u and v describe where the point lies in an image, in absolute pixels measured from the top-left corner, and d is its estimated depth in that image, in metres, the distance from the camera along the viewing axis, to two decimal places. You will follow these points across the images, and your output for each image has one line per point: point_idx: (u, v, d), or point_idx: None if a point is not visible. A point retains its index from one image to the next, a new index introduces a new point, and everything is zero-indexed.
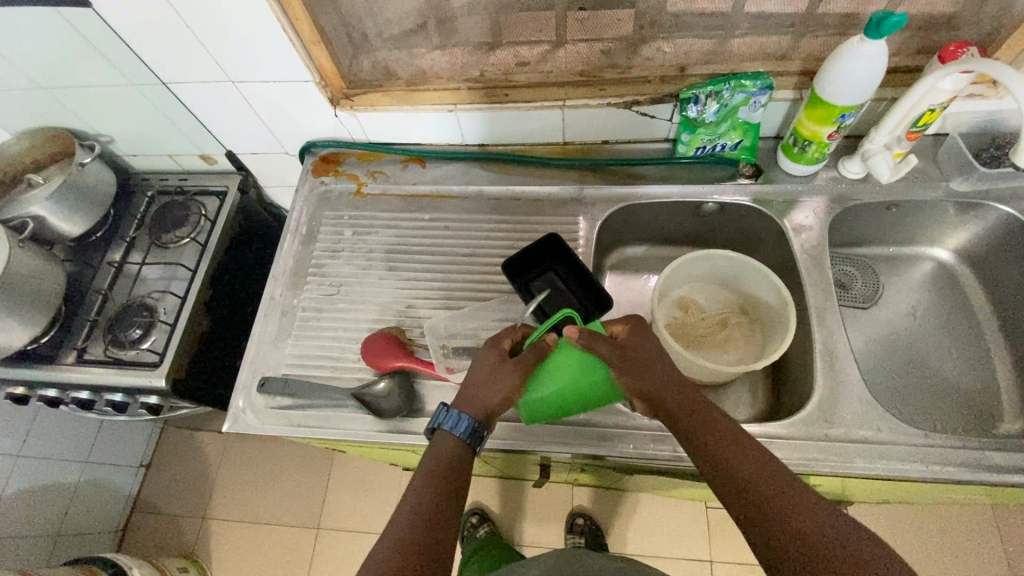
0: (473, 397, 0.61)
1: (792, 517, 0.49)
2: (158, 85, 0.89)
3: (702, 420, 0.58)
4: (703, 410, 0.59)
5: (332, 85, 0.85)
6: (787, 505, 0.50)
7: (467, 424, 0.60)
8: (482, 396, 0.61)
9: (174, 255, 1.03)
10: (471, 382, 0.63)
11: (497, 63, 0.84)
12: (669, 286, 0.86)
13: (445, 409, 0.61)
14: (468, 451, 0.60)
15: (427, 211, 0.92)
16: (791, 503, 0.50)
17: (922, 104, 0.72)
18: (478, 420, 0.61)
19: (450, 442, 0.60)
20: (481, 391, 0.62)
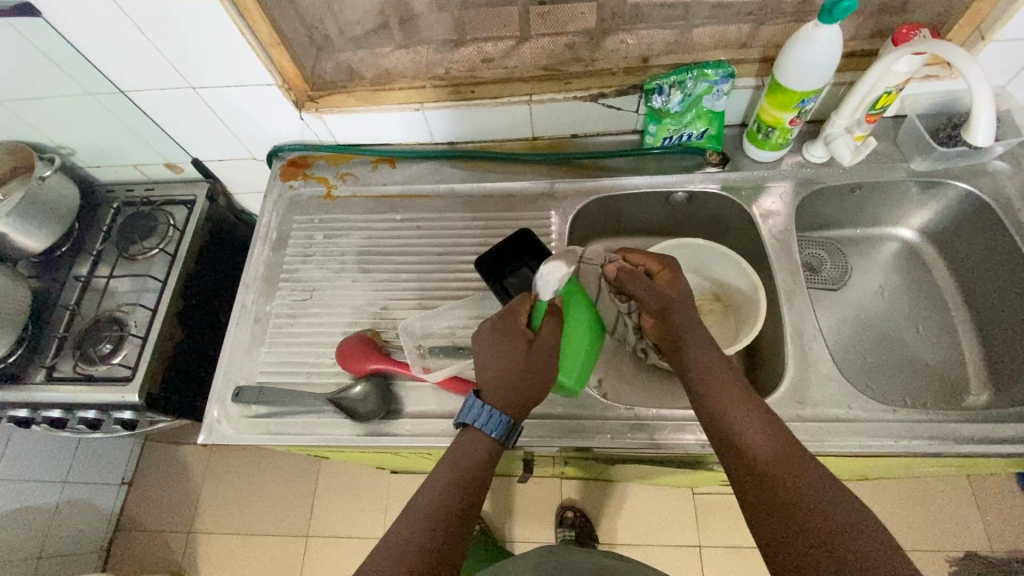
0: (498, 391, 0.63)
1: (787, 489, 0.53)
2: (116, 94, 0.87)
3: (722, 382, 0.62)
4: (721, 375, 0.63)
5: (295, 87, 0.84)
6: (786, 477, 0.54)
7: (501, 427, 0.62)
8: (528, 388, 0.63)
9: (144, 267, 1.01)
10: (500, 370, 0.62)
11: (462, 60, 0.84)
12: None
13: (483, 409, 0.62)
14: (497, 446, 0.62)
15: (399, 211, 0.92)
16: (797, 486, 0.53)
17: (879, 87, 0.73)
18: (511, 419, 0.62)
19: (479, 437, 0.62)
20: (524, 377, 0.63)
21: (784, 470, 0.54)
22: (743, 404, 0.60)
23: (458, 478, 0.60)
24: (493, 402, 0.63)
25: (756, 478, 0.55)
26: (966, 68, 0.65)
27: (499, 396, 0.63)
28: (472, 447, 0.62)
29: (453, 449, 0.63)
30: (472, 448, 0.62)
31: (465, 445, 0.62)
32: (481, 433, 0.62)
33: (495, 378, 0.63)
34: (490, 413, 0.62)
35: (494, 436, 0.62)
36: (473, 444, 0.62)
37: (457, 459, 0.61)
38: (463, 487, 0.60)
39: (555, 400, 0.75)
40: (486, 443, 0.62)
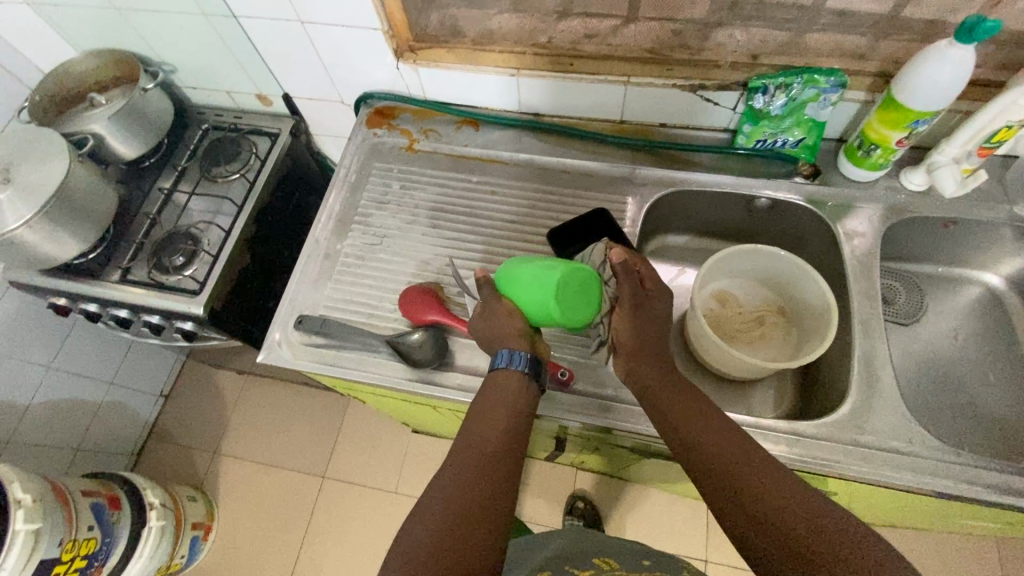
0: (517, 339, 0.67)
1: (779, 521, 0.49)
2: (228, 18, 0.89)
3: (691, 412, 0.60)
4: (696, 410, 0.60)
5: (399, 36, 0.85)
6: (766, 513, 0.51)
7: (519, 358, 0.64)
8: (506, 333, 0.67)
9: (222, 190, 1.05)
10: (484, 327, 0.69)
11: (565, 32, 0.84)
12: (710, 278, 0.86)
13: (496, 353, 0.66)
14: (528, 383, 0.64)
15: (475, 173, 0.92)
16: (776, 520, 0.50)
17: (999, 120, 0.70)
18: (530, 353, 0.65)
19: (516, 381, 0.63)
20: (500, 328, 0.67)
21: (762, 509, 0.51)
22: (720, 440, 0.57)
23: (484, 460, 0.56)
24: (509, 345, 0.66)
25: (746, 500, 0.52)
26: None
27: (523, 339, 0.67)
28: (503, 398, 0.62)
29: (460, 439, 0.59)
30: (501, 406, 0.61)
31: (490, 417, 0.60)
32: (514, 376, 0.64)
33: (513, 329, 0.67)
34: (514, 355, 0.64)
35: (522, 371, 0.64)
36: (502, 394, 0.62)
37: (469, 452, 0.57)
38: (497, 466, 0.56)
39: (606, 381, 0.75)
40: (516, 379, 0.64)
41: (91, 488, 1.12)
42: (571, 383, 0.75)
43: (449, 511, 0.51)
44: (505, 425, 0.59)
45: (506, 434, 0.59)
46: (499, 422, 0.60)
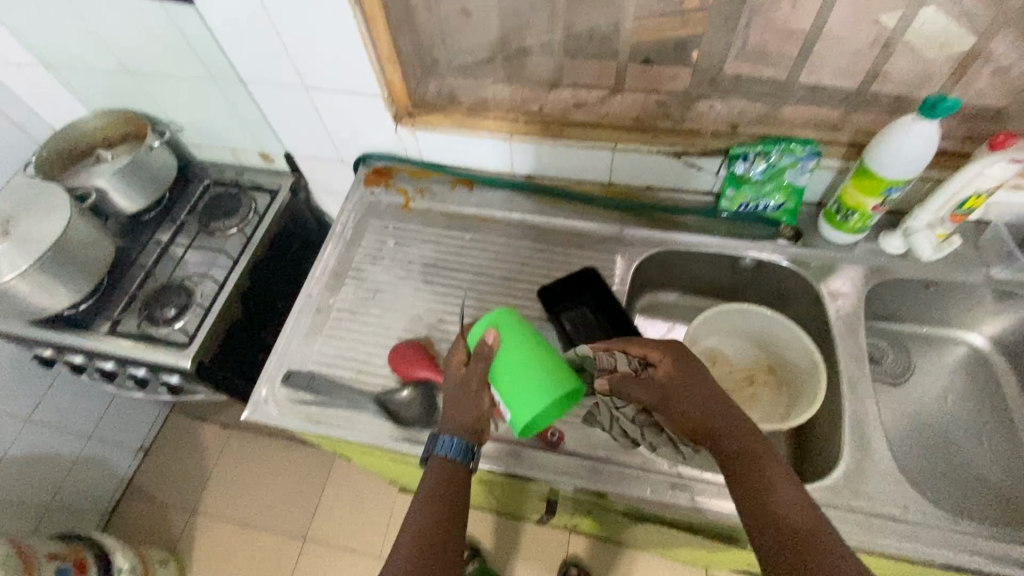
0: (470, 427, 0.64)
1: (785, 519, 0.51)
2: (237, 84, 0.94)
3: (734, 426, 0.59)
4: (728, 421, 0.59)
5: (398, 102, 0.90)
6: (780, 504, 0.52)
7: (459, 446, 0.62)
8: (461, 419, 0.64)
9: (218, 243, 1.05)
10: (452, 405, 0.66)
11: (556, 101, 0.88)
12: (699, 336, 0.86)
13: (435, 435, 0.63)
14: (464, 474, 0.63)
15: (468, 230, 0.94)
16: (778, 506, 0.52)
17: (970, 187, 0.74)
18: (471, 443, 0.63)
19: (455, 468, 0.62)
20: (455, 409, 0.65)
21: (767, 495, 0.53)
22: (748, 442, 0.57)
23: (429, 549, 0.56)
24: (457, 429, 0.64)
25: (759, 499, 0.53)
26: None
27: (471, 429, 0.64)
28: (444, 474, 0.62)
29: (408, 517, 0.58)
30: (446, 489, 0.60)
31: (439, 497, 0.59)
32: (457, 466, 0.62)
33: (470, 413, 0.65)
34: (458, 444, 0.62)
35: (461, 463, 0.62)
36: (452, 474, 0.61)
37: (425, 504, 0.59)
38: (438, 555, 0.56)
39: (596, 442, 0.74)
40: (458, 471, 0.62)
41: (58, 551, 1.06)
42: (562, 444, 0.74)
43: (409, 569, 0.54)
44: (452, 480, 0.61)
45: (457, 505, 0.60)
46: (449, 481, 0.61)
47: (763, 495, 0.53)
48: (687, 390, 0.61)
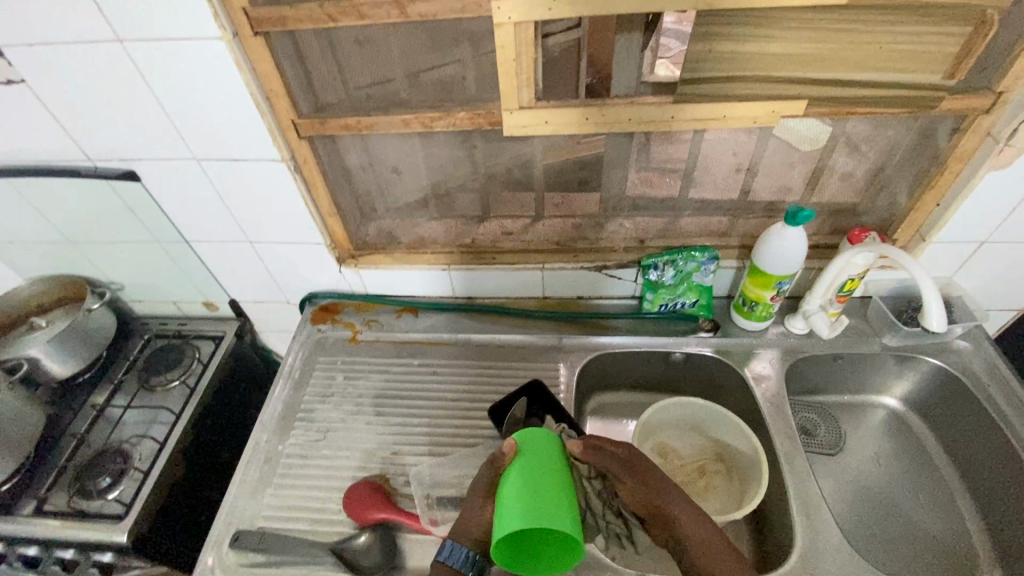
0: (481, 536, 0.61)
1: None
2: (180, 244, 0.98)
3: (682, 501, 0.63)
4: (673, 497, 0.63)
5: (340, 246, 0.97)
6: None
7: (467, 560, 0.59)
8: (469, 522, 0.61)
9: (159, 399, 1.02)
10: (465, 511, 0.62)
11: (486, 232, 0.98)
12: (647, 432, 0.90)
13: (447, 543, 0.60)
14: None
15: (416, 356, 0.97)
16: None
17: (842, 274, 0.85)
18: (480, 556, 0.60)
19: None
20: (468, 516, 0.61)
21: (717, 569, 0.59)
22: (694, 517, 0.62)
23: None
24: (467, 541, 0.60)
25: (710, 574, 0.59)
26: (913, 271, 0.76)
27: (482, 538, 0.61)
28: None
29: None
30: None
31: None
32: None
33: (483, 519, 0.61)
34: (466, 558, 0.59)
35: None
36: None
37: None
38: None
39: None
40: None
41: None
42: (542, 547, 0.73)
43: None
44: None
45: None
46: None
47: None
48: (647, 478, 0.63)
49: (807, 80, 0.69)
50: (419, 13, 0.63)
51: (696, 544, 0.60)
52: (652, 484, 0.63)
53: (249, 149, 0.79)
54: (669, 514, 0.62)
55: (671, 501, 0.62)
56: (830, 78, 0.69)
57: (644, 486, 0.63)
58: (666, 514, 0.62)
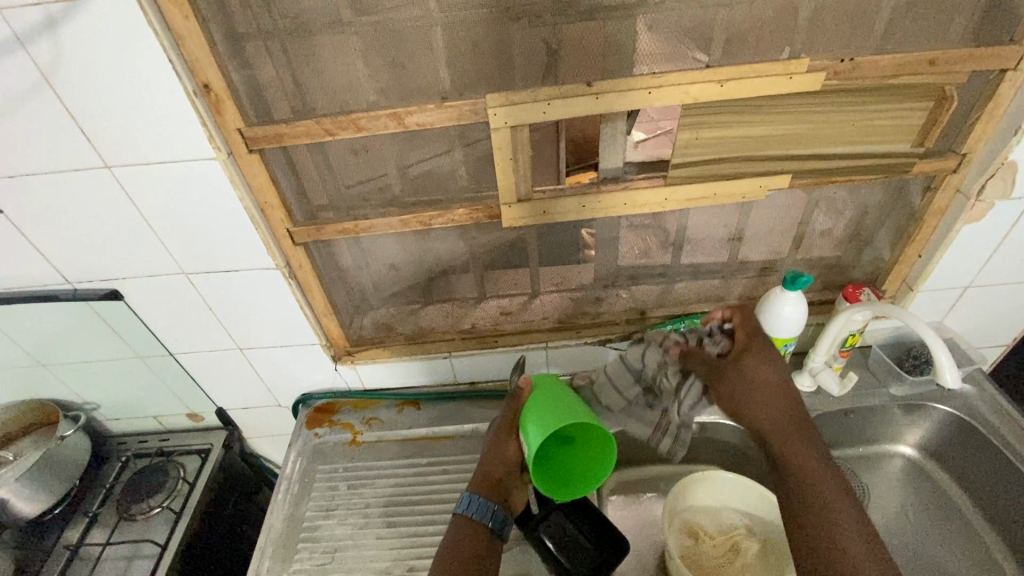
0: (493, 482, 0.75)
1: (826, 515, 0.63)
2: (164, 357, 0.93)
3: (798, 431, 0.70)
4: (788, 428, 0.70)
5: (336, 344, 0.93)
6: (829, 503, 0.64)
7: (480, 507, 0.72)
8: (487, 472, 0.75)
9: (140, 528, 0.94)
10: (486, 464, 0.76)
11: (484, 315, 0.94)
12: (674, 511, 0.86)
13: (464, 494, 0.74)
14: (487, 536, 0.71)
15: (424, 454, 0.92)
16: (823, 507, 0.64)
17: (844, 330, 0.87)
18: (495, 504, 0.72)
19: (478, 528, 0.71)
20: (487, 461, 0.76)
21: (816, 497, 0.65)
22: (806, 441, 0.69)
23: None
24: (481, 493, 0.73)
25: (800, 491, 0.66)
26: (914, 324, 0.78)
27: (492, 486, 0.74)
28: (466, 540, 0.70)
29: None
30: (465, 552, 0.69)
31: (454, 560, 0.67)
32: (478, 525, 0.71)
33: (497, 468, 0.75)
34: (483, 505, 0.72)
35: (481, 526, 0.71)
36: (467, 535, 0.71)
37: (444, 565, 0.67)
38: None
39: None
40: (478, 533, 0.71)
41: None
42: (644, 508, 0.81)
43: None
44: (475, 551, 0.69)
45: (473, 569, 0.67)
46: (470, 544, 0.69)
47: (822, 517, 0.63)
48: (765, 403, 0.72)
49: (786, 156, 0.73)
50: (416, 123, 0.65)
51: (806, 470, 0.67)
52: (773, 414, 0.71)
53: (242, 259, 0.77)
54: (783, 443, 0.70)
55: (786, 425, 0.70)
56: (807, 153, 0.73)
57: (769, 419, 0.71)
58: (777, 434, 0.70)
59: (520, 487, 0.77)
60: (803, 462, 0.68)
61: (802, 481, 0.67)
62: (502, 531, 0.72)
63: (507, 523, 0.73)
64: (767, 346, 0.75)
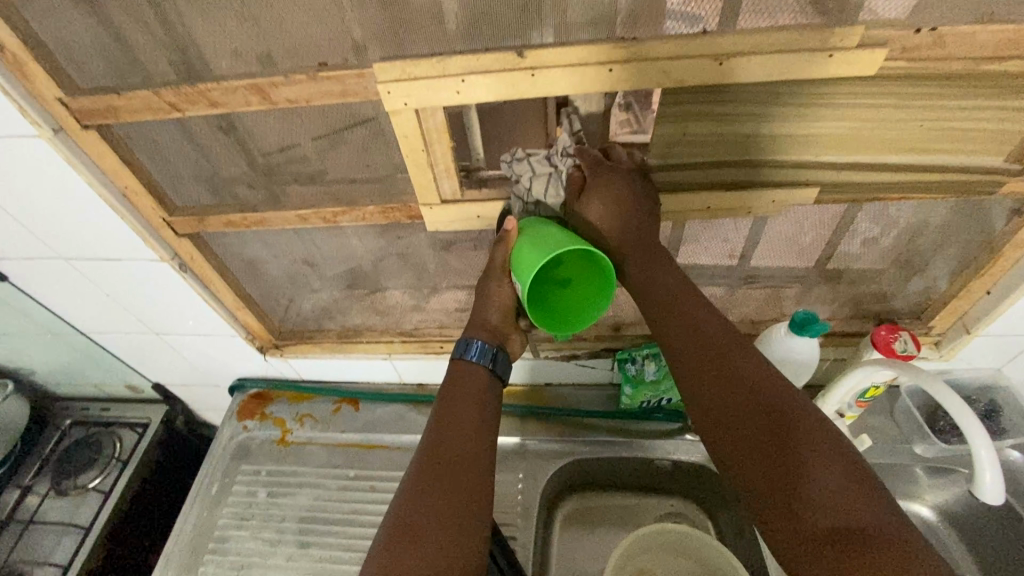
0: (493, 329, 0.63)
1: (759, 448, 0.46)
2: (79, 334, 0.84)
3: (687, 326, 0.53)
4: (682, 312, 0.53)
5: (260, 337, 0.82)
6: (753, 427, 0.47)
7: (483, 353, 0.62)
8: (480, 318, 0.63)
9: (72, 506, 0.90)
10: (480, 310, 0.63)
11: (429, 319, 0.81)
12: (628, 558, 0.75)
13: (464, 341, 0.63)
14: (492, 379, 0.63)
15: (355, 465, 0.83)
16: (751, 433, 0.47)
17: (863, 382, 0.67)
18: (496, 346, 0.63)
19: (477, 375, 0.62)
20: (477, 313, 0.63)
21: (738, 421, 0.48)
22: (712, 343, 0.52)
23: (444, 487, 0.53)
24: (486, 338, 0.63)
25: (710, 414, 0.49)
26: (948, 404, 0.56)
27: (493, 332, 0.63)
28: (465, 393, 0.61)
29: (414, 461, 0.57)
30: (467, 407, 0.60)
31: (451, 423, 0.58)
32: (477, 369, 0.62)
33: (492, 316, 0.63)
34: (483, 348, 0.63)
35: (486, 368, 0.62)
36: (470, 382, 0.61)
37: (441, 430, 0.58)
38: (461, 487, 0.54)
39: None
40: (480, 379, 0.62)
41: None
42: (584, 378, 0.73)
43: (433, 498, 0.53)
44: (481, 403, 0.60)
45: (478, 426, 0.58)
46: (468, 407, 0.60)
47: (748, 450, 0.47)
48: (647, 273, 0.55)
49: (814, 163, 0.52)
50: (287, 99, 0.48)
51: (704, 386, 0.50)
52: (657, 281, 0.55)
53: (121, 249, 0.65)
54: (677, 350, 0.53)
55: (681, 316, 0.53)
56: (845, 162, 0.52)
57: (655, 301, 0.54)
58: (670, 330, 0.53)
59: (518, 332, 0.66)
60: (702, 371, 0.51)
61: (706, 396, 0.50)
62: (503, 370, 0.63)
63: (509, 367, 0.65)
64: (638, 202, 0.53)
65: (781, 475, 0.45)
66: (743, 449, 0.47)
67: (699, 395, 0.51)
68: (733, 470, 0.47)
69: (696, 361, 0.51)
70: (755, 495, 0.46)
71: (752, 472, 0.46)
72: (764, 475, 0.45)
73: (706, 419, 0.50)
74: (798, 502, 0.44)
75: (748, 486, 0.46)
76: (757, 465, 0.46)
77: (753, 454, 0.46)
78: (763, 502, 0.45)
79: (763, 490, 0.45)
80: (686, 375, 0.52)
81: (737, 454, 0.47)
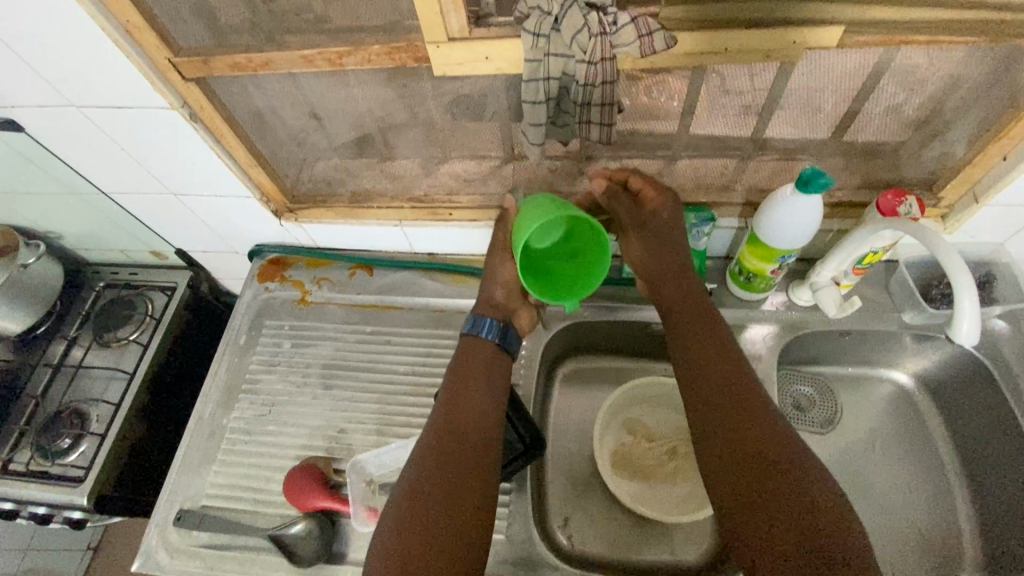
0: (496, 305, 0.77)
1: (750, 460, 0.56)
2: (100, 194, 0.87)
3: (697, 343, 0.66)
4: (702, 337, 0.67)
5: (275, 200, 0.84)
6: (749, 445, 0.57)
7: (494, 330, 0.73)
8: (485, 292, 0.78)
9: (116, 355, 0.99)
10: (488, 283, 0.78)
11: (438, 184, 0.82)
12: (613, 413, 0.83)
13: (474, 318, 0.74)
14: (498, 349, 0.73)
15: (372, 322, 0.89)
16: (745, 448, 0.57)
17: (863, 247, 0.70)
18: (501, 325, 0.74)
19: (485, 346, 0.72)
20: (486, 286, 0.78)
21: (738, 436, 0.58)
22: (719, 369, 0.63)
23: (452, 448, 0.62)
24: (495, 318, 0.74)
25: (715, 429, 0.59)
26: (940, 253, 0.58)
27: (497, 307, 0.77)
28: (480, 361, 0.71)
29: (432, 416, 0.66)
30: (478, 378, 0.69)
31: (465, 393, 0.67)
32: (484, 342, 0.72)
33: (497, 293, 0.77)
34: (493, 326, 0.73)
35: (492, 341, 0.72)
36: (478, 350, 0.72)
37: (457, 394, 0.67)
38: (462, 435, 0.63)
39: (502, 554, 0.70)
40: (485, 348, 0.72)
41: None
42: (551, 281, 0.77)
43: (442, 455, 0.61)
44: (489, 372, 0.70)
45: (483, 391, 0.68)
46: (481, 378, 0.69)
47: (743, 462, 0.56)
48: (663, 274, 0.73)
49: None
50: None
51: (716, 402, 0.61)
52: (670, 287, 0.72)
53: (130, 95, 0.65)
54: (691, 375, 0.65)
55: (705, 353, 0.65)
56: None
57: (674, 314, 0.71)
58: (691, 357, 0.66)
59: (525, 308, 0.79)
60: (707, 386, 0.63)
61: (707, 412, 0.61)
62: (511, 345, 0.74)
63: (516, 341, 0.75)
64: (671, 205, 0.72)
65: (766, 480, 0.54)
66: (737, 458, 0.57)
67: (705, 415, 0.61)
68: (724, 480, 0.56)
69: (702, 382, 0.63)
70: (736, 502, 0.55)
71: (743, 478, 0.55)
72: (757, 484, 0.54)
73: (711, 439, 0.59)
74: (777, 503, 0.52)
75: (733, 491, 0.55)
76: (748, 475, 0.55)
77: (744, 462, 0.56)
78: (747, 510, 0.53)
79: (750, 499, 0.54)
80: (698, 392, 0.63)
81: (733, 463, 0.57)
